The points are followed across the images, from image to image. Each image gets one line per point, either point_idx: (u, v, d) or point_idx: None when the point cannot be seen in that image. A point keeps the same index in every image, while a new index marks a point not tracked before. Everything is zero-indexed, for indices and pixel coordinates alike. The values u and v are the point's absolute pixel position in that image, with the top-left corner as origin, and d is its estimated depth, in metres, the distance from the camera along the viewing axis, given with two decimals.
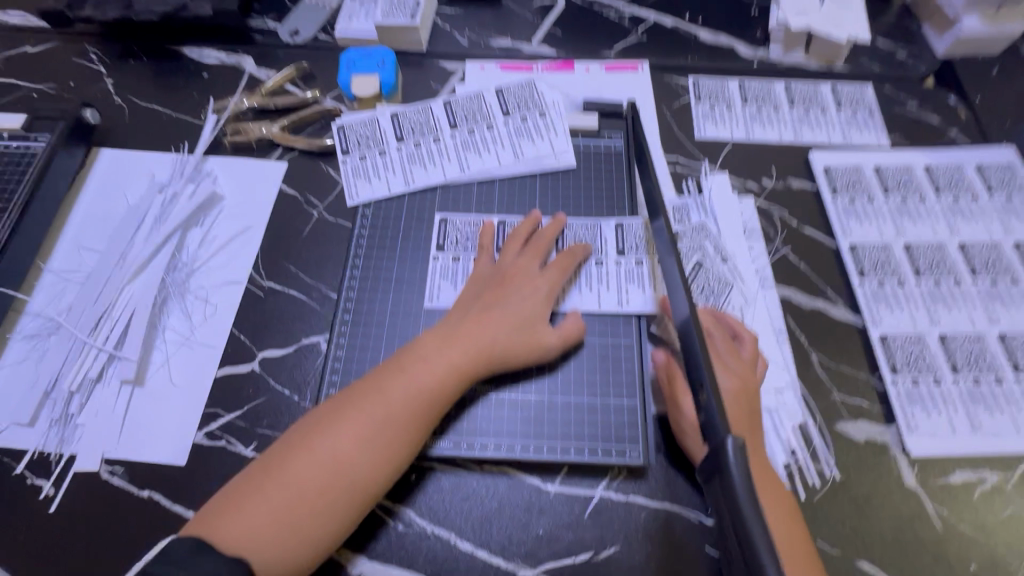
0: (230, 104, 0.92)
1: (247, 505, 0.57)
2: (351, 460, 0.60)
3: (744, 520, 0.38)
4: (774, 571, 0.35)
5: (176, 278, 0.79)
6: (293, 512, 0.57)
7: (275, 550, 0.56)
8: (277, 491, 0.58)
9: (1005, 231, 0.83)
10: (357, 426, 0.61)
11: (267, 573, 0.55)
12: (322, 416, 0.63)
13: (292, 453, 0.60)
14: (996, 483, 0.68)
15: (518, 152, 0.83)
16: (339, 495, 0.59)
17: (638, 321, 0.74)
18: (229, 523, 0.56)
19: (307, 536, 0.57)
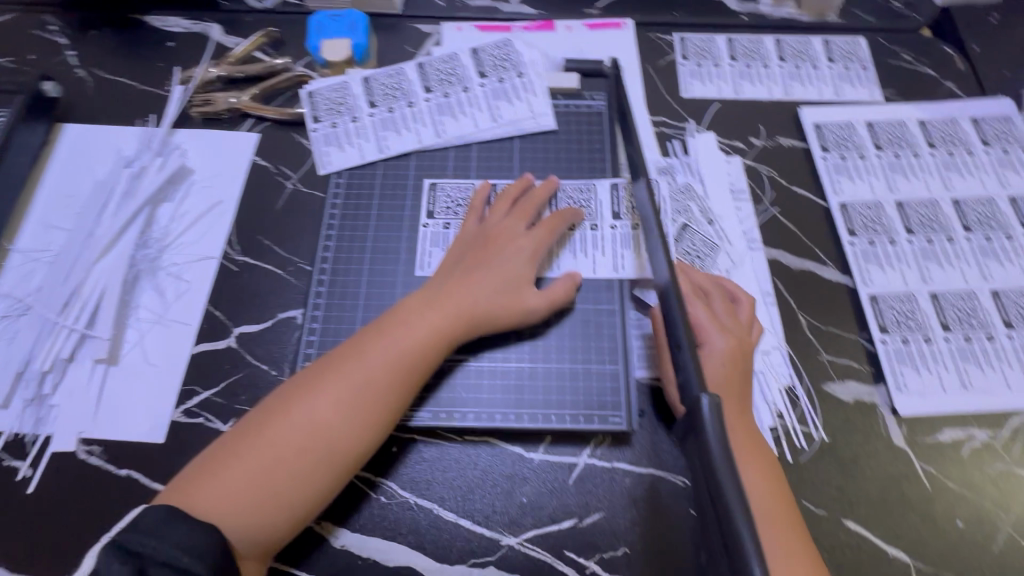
0: (196, 74, 0.88)
1: (223, 473, 0.56)
2: (329, 427, 0.59)
3: (717, 478, 0.36)
4: (746, 529, 0.34)
5: (147, 255, 0.77)
6: (270, 479, 0.57)
7: (252, 517, 0.55)
8: (253, 458, 0.57)
9: (1000, 185, 0.81)
10: (334, 394, 0.60)
11: (244, 539, 0.55)
12: (300, 383, 0.61)
13: (268, 421, 0.59)
14: (985, 441, 0.67)
15: (495, 115, 0.80)
16: (317, 462, 0.58)
17: (619, 286, 0.72)
18: (204, 490, 0.55)
19: (285, 502, 0.57)
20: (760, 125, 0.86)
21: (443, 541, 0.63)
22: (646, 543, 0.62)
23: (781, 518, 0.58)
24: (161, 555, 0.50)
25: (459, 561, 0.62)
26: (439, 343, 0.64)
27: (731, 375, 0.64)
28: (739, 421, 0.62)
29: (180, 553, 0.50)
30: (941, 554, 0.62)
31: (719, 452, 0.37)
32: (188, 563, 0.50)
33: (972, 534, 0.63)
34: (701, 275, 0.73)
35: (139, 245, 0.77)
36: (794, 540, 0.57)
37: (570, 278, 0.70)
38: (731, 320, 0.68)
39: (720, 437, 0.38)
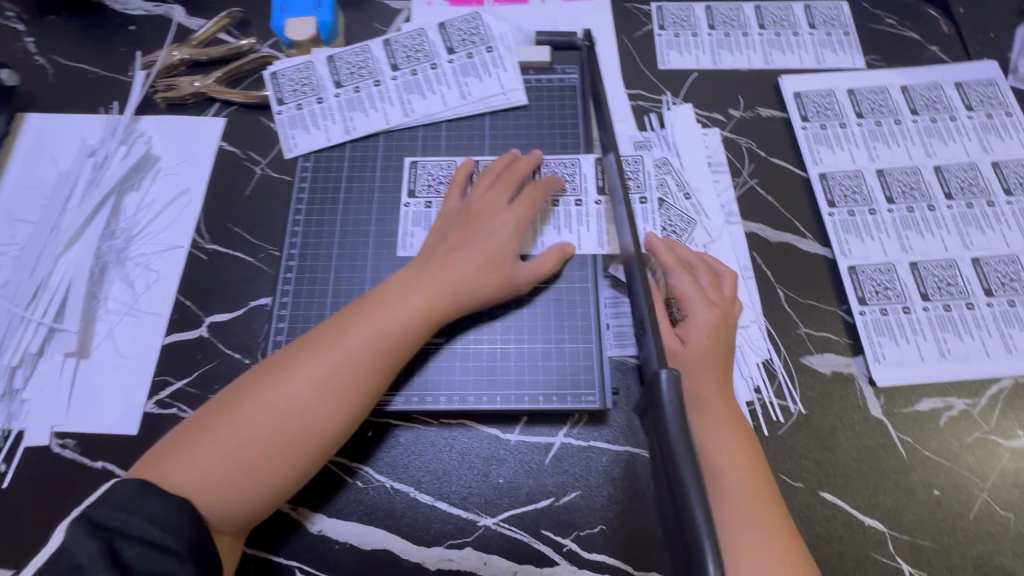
0: (160, 58, 0.85)
1: (195, 449, 0.53)
2: (306, 405, 0.56)
3: (672, 451, 0.37)
4: (697, 495, 0.34)
5: (115, 245, 0.75)
6: (244, 456, 0.54)
7: (225, 494, 0.53)
8: (229, 435, 0.54)
9: (983, 151, 0.79)
10: (315, 371, 0.56)
11: (219, 516, 0.53)
12: (280, 359, 0.58)
13: (245, 397, 0.55)
14: (963, 408, 0.67)
15: (465, 92, 0.78)
16: (293, 441, 0.55)
17: (593, 262, 0.71)
18: (175, 465, 0.53)
19: (259, 480, 0.54)
20: (739, 96, 0.84)
21: (419, 523, 0.63)
22: (622, 519, 0.62)
23: (759, 493, 0.57)
24: (132, 530, 0.47)
25: (436, 542, 0.62)
26: (422, 322, 0.61)
27: (714, 347, 0.63)
28: (719, 395, 0.61)
29: (151, 526, 0.48)
30: (918, 522, 0.62)
31: (676, 426, 0.38)
32: (160, 536, 0.48)
33: (948, 502, 0.63)
34: (687, 249, 0.71)
35: (106, 235, 0.76)
36: (773, 515, 0.56)
37: (559, 251, 0.69)
38: (718, 292, 0.67)
39: (678, 412, 0.39)
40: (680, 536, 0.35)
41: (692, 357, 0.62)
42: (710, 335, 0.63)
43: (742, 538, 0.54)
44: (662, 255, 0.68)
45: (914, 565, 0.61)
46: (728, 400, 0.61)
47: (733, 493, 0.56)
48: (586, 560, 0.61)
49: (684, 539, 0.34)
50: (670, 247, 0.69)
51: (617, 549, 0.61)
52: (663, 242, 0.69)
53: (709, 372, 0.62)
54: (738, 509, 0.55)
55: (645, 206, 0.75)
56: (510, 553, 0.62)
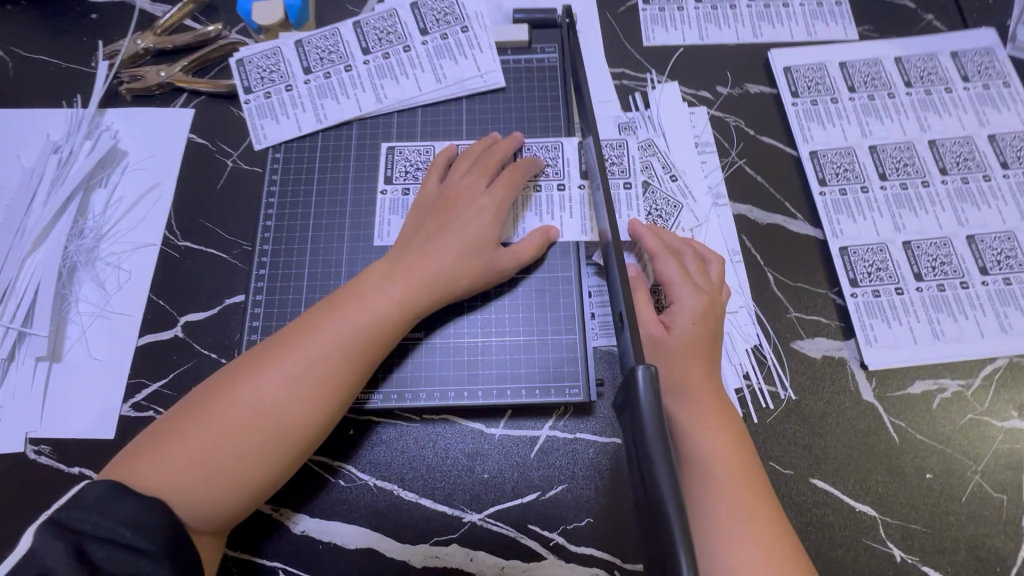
0: (124, 47, 0.81)
1: (168, 448, 0.51)
2: (283, 401, 0.53)
3: (650, 458, 0.36)
4: (674, 506, 0.34)
5: (83, 245, 0.73)
6: (220, 454, 0.51)
7: (201, 494, 0.50)
8: (202, 433, 0.52)
9: (979, 123, 0.76)
10: (291, 366, 0.54)
11: (193, 518, 0.50)
12: (254, 355, 0.56)
13: (218, 394, 0.53)
14: (956, 390, 0.65)
15: (440, 75, 0.75)
16: (270, 438, 0.53)
17: (575, 250, 0.69)
18: (148, 466, 0.50)
19: (236, 479, 0.52)
20: (727, 72, 0.81)
21: (404, 521, 0.62)
22: (609, 511, 0.61)
23: (747, 481, 0.55)
24: (103, 531, 0.45)
25: (421, 539, 0.61)
26: (402, 314, 0.59)
27: (700, 334, 0.61)
28: (706, 383, 0.59)
29: (123, 529, 0.46)
30: (910, 507, 0.61)
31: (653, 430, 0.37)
32: (133, 538, 0.46)
33: (941, 485, 0.62)
34: (672, 232, 0.69)
35: (74, 234, 0.73)
36: (763, 504, 0.54)
37: (542, 235, 0.66)
38: (705, 276, 0.65)
39: (656, 414, 0.38)
40: (657, 542, 0.35)
41: (677, 345, 0.60)
42: (695, 321, 0.61)
43: (729, 528, 0.52)
44: (645, 240, 0.65)
45: (906, 550, 0.60)
46: (717, 389, 0.60)
47: (720, 482, 0.55)
48: (573, 554, 0.60)
49: (660, 547, 0.34)
50: (655, 231, 0.67)
51: (605, 542, 0.60)
52: (648, 226, 0.67)
53: (696, 360, 0.60)
54: (725, 498, 0.54)
55: (629, 191, 0.73)
56: (496, 549, 0.61)
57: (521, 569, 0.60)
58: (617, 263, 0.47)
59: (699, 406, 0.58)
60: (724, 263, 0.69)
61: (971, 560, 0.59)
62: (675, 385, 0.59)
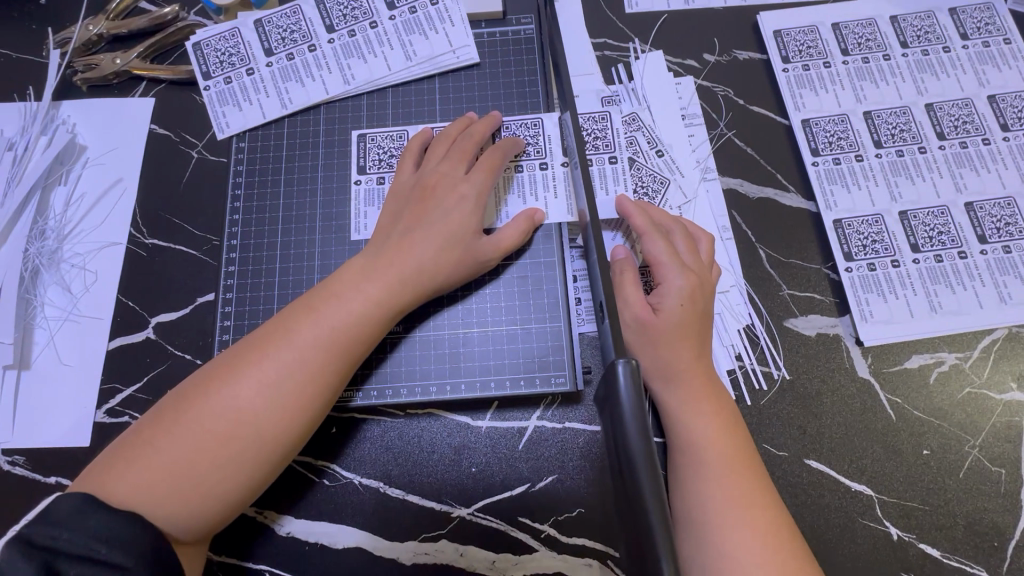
0: (76, 33, 0.76)
1: (140, 459, 0.47)
2: (260, 404, 0.49)
3: (630, 457, 0.34)
4: (656, 508, 0.32)
5: (44, 247, 0.69)
6: (195, 464, 0.47)
7: (178, 506, 0.47)
8: (176, 440, 0.48)
9: (979, 84, 0.73)
10: (268, 367, 0.50)
11: (168, 531, 0.47)
12: (229, 356, 0.52)
13: (192, 398, 0.49)
14: (954, 363, 0.63)
15: (410, 52, 0.71)
16: (249, 444, 0.49)
17: (558, 233, 0.66)
18: (119, 478, 0.46)
19: (215, 489, 0.48)
20: (714, 38, 0.76)
21: (392, 518, 0.60)
22: (600, 500, 0.60)
23: (742, 465, 0.53)
24: (75, 548, 0.42)
25: (409, 536, 0.60)
26: (384, 308, 0.55)
27: (688, 316, 0.58)
28: (697, 366, 0.57)
29: (97, 545, 0.42)
30: (906, 485, 0.60)
31: (633, 429, 0.35)
32: (108, 553, 0.42)
33: (937, 461, 0.61)
34: (660, 211, 0.65)
35: (34, 236, 0.69)
36: (758, 488, 0.52)
37: (528, 220, 0.62)
38: (695, 255, 0.62)
39: (636, 410, 0.36)
40: (640, 547, 0.33)
41: (666, 328, 0.58)
42: (683, 302, 0.58)
43: (725, 513, 0.50)
44: (632, 219, 0.62)
45: (903, 528, 0.59)
46: (708, 372, 0.58)
47: (713, 467, 0.53)
48: (566, 545, 0.59)
49: (641, 550, 0.32)
50: (643, 210, 0.63)
51: (597, 532, 0.59)
52: (636, 205, 0.63)
53: (687, 343, 0.58)
54: (719, 484, 0.52)
55: (615, 166, 0.69)
56: (486, 543, 0.59)
57: (513, 562, 0.59)
58: (595, 246, 0.45)
59: (690, 390, 0.56)
60: (715, 241, 0.66)
61: (969, 535, 0.58)
62: (665, 369, 0.57)
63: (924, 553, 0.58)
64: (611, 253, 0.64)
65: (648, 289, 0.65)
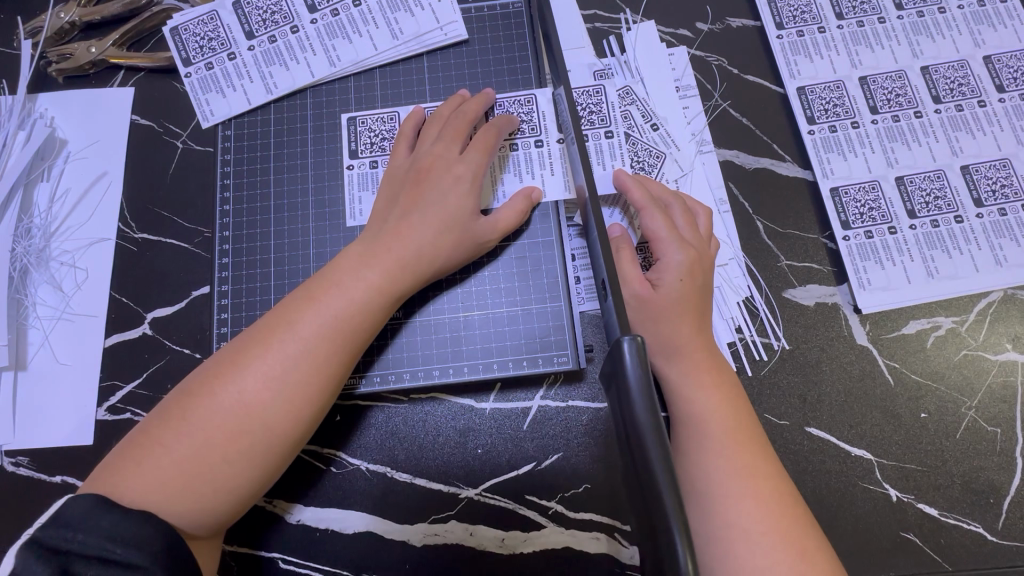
0: (47, 22, 0.74)
1: (151, 459, 0.47)
2: (266, 399, 0.49)
3: (639, 433, 0.34)
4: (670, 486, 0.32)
5: (30, 246, 0.68)
6: (205, 461, 0.47)
7: (193, 503, 0.47)
8: (185, 439, 0.48)
9: (974, 44, 0.72)
10: (272, 361, 0.50)
11: (186, 528, 0.47)
12: (231, 352, 0.51)
13: (197, 397, 0.49)
14: (951, 327, 0.64)
15: (396, 31, 0.69)
16: (258, 438, 0.49)
17: (555, 212, 0.65)
18: (131, 478, 0.46)
19: (228, 484, 0.48)
20: (706, 6, 0.75)
21: (400, 502, 0.61)
22: (606, 476, 0.61)
23: (745, 437, 0.54)
24: (91, 550, 0.42)
25: (419, 519, 0.61)
26: (384, 295, 0.55)
27: (688, 290, 0.58)
28: (698, 340, 0.58)
29: (113, 546, 0.43)
30: (905, 448, 0.61)
31: (641, 405, 0.35)
32: (125, 553, 0.42)
33: (935, 424, 0.62)
34: (658, 185, 0.65)
35: (19, 235, 0.68)
36: (762, 458, 0.53)
37: (525, 198, 0.62)
38: (694, 230, 0.62)
39: (642, 384, 0.35)
40: (652, 524, 0.33)
41: (665, 303, 0.58)
42: (682, 277, 0.58)
43: (729, 484, 0.51)
44: (630, 195, 0.61)
45: (902, 489, 0.60)
46: (709, 346, 0.58)
47: (717, 439, 0.53)
48: (573, 520, 0.60)
49: (653, 523, 0.32)
50: (642, 184, 0.63)
51: (603, 507, 0.60)
52: (634, 180, 0.63)
53: (688, 317, 0.58)
54: (722, 455, 0.52)
55: (611, 141, 0.68)
56: (495, 522, 0.60)
57: (522, 539, 0.60)
58: (594, 223, 0.44)
59: (692, 364, 0.57)
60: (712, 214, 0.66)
61: (965, 493, 0.60)
62: (667, 344, 0.57)
63: (922, 512, 0.59)
64: (609, 231, 0.63)
65: (647, 266, 0.65)
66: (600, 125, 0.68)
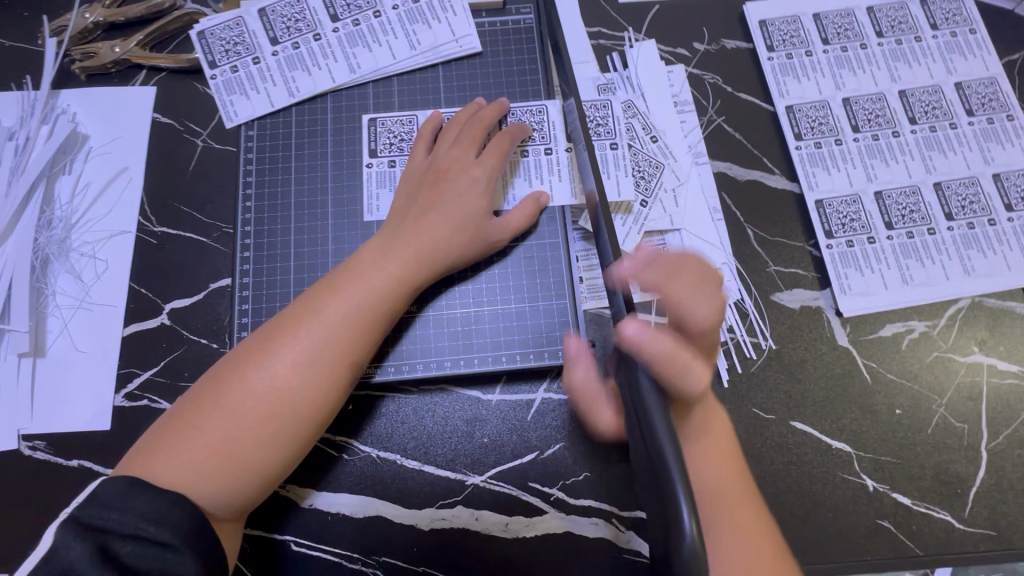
0: (72, 22, 0.76)
1: (184, 442, 0.50)
2: (294, 385, 0.52)
3: (646, 410, 0.40)
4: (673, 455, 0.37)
5: (52, 236, 0.70)
6: (238, 443, 0.50)
7: (225, 482, 0.50)
8: (217, 423, 0.50)
9: (947, 71, 0.78)
10: (300, 349, 0.53)
11: (218, 507, 0.50)
12: (259, 340, 0.54)
13: (228, 382, 0.52)
14: (924, 331, 0.69)
15: (413, 41, 0.73)
16: (287, 420, 0.52)
17: (561, 215, 0.69)
18: (167, 460, 0.49)
19: (259, 465, 0.51)
20: (703, 28, 0.80)
21: (409, 488, 0.64)
22: (605, 465, 0.64)
23: (732, 497, 0.51)
24: (125, 528, 0.45)
25: (427, 504, 0.64)
26: (403, 286, 0.58)
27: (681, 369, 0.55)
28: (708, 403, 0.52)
29: (145, 524, 0.45)
30: (881, 441, 0.66)
31: (656, 405, 0.40)
32: (156, 532, 0.45)
33: (909, 420, 0.67)
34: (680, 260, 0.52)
35: (42, 226, 0.70)
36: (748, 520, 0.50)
37: (533, 201, 0.66)
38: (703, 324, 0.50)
39: (653, 385, 0.41)
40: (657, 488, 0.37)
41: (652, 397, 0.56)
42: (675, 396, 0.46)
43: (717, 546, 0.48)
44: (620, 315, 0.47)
45: (878, 480, 0.65)
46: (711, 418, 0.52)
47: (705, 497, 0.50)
48: (573, 507, 0.63)
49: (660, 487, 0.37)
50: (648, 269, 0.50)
51: (601, 494, 0.64)
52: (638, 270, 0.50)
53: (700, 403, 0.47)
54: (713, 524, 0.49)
55: (616, 152, 0.72)
56: (499, 507, 0.64)
57: (525, 524, 0.63)
58: (609, 245, 0.50)
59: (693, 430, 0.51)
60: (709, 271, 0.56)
61: (935, 484, 0.65)
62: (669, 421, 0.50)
63: (896, 501, 0.64)
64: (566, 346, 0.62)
65: None
66: (606, 137, 0.72)
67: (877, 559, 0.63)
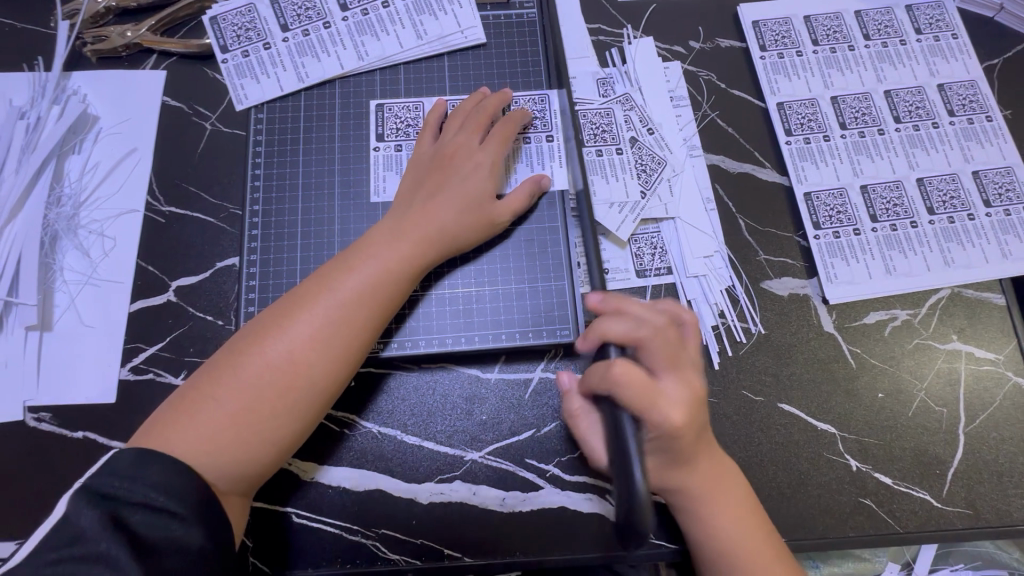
0: (83, 6, 0.78)
1: (202, 414, 0.51)
2: (309, 359, 0.54)
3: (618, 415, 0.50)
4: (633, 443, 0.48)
5: (62, 213, 0.71)
6: (253, 414, 0.52)
7: (241, 454, 0.52)
8: (234, 395, 0.52)
9: (930, 74, 0.81)
10: (315, 323, 0.55)
11: (233, 477, 0.52)
12: (274, 316, 0.56)
13: (245, 356, 0.54)
14: (906, 319, 0.72)
15: (420, 32, 0.75)
16: (301, 393, 0.54)
17: (561, 201, 0.71)
18: (185, 432, 0.51)
19: (273, 436, 0.53)
20: (699, 27, 0.83)
21: (409, 463, 0.66)
22: None
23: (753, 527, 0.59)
24: (135, 496, 0.46)
25: (427, 478, 0.65)
26: (413, 265, 0.60)
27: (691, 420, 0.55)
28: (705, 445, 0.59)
29: (155, 493, 0.46)
30: (864, 423, 0.69)
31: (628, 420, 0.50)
32: (166, 501, 0.46)
33: (891, 403, 0.69)
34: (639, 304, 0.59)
35: (51, 203, 0.71)
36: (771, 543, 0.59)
37: (534, 184, 0.68)
38: (645, 332, 0.56)
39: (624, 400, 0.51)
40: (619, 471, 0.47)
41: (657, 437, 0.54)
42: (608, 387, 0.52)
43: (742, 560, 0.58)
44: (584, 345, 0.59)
45: (861, 460, 0.67)
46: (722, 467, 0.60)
47: (739, 563, 0.58)
48: (569, 483, 0.65)
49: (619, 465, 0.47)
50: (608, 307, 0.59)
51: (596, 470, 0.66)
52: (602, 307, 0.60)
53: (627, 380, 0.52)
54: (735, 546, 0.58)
55: (621, 157, 0.75)
56: (497, 482, 0.65)
57: (521, 499, 0.65)
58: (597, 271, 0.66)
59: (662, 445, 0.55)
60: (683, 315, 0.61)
61: (915, 464, 0.68)
62: (674, 481, 0.59)
63: (878, 481, 0.67)
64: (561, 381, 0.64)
65: (642, 267, 0.73)
66: (611, 143, 0.76)
67: (858, 534, 0.65)
